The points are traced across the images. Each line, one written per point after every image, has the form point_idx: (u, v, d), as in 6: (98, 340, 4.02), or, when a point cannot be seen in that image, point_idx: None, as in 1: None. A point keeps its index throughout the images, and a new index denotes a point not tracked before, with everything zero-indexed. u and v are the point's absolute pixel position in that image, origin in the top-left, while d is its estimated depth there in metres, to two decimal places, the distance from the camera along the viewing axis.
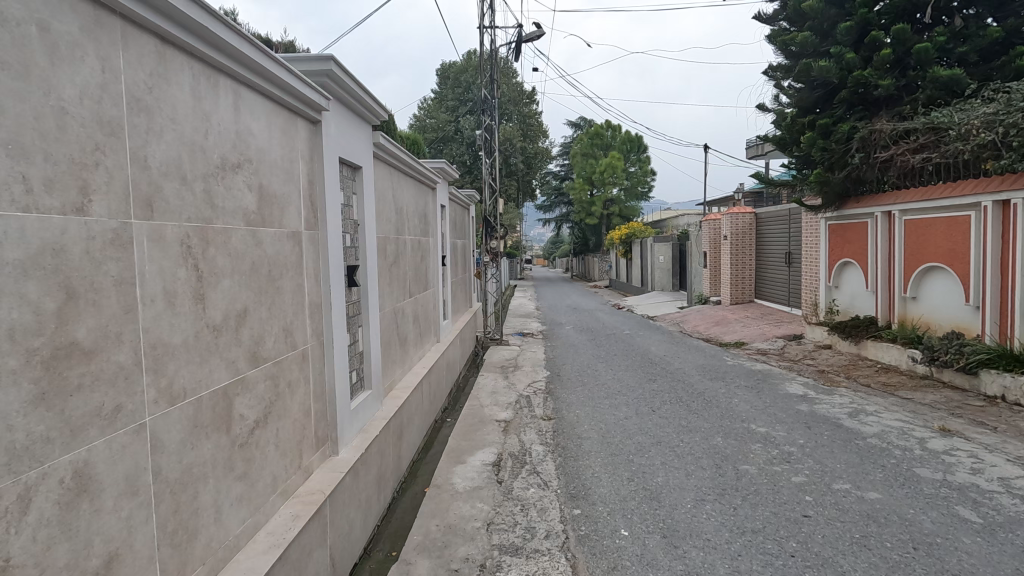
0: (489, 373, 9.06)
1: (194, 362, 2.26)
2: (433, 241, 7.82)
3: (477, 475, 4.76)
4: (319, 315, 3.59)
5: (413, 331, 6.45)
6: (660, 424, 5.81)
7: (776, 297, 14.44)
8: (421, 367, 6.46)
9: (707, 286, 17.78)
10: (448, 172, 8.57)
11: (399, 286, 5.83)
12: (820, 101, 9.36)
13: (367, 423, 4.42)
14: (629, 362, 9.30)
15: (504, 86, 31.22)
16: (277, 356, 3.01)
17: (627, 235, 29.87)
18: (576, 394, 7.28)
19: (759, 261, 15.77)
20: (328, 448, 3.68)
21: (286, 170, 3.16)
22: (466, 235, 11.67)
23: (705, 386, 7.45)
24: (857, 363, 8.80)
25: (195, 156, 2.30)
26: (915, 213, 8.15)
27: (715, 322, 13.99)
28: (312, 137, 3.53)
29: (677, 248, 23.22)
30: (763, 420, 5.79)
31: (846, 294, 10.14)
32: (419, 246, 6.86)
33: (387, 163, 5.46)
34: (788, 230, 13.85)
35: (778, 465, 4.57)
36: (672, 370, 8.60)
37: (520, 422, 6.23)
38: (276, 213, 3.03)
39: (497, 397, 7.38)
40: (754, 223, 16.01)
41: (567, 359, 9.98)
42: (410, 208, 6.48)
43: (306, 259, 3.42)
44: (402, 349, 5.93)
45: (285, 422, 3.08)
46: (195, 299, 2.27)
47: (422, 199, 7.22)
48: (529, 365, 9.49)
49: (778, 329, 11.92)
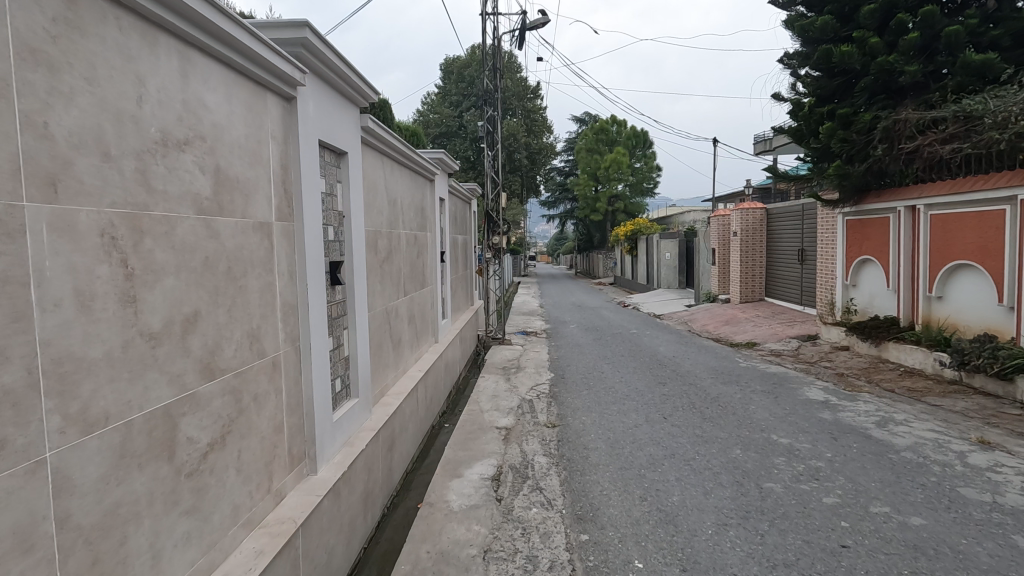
0: (490, 375, 8.65)
1: (123, 378, 1.86)
2: (431, 236, 7.39)
3: (474, 491, 4.35)
4: (294, 318, 3.18)
5: (408, 332, 6.04)
6: (673, 434, 5.38)
7: (788, 296, 13.98)
8: (417, 370, 6.06)
9: (716, 283, 17.31)
10: (448, 164, 8.13)
11: (392, 284, 5.42)
12: (839, 89, 8.89)
13: (353, 435, 4.01)
14: (636, 364, 8.85)
15: (509, 80, 30.78)
16: (240, 366, 2.60)
17: (633, 231, 29.39)
18: (581, 398, 6.87)
19: (770, 259, 15.29)
20: (305, 467, 3.27)
21: (252, 151, 2.75)
22: (467, 231, 11.25)
23: (718, 391, 7.02)
24: (878, 366, 8.34)
25: (124, 128, 1.88)
26: (943, 207, 7.69)
27: (725, 321, 13.54)
28: (286, 116, 3.11)
29: (684, 245, 22.75)
30: (784, 430, 5.35)
31: (865, 293, 9.67)
32: (415, 241, 6.44)
33: (378, 151, 5.04)
34: (801, 226, 13.36)
35: (807, 484, 4.14)
36: (682, 372, 8.18)
37: (521, 429, 5.82)
38: (239, 201, 2.62)
39: (498, 402, 6.97)
40: (765, 219, 15.52)
41: (572, 359, 9.54)
42: (406, 201, 6.07)
43: (278, 254, 3.01)
44: (396, 351, 5.52)
45: (250, 440, 2.68)
46: (124, 302, 1.87)
47: (419, 191, 6.80)
48: (532, 367, 9.10)
49: (791, 329, 11.47)
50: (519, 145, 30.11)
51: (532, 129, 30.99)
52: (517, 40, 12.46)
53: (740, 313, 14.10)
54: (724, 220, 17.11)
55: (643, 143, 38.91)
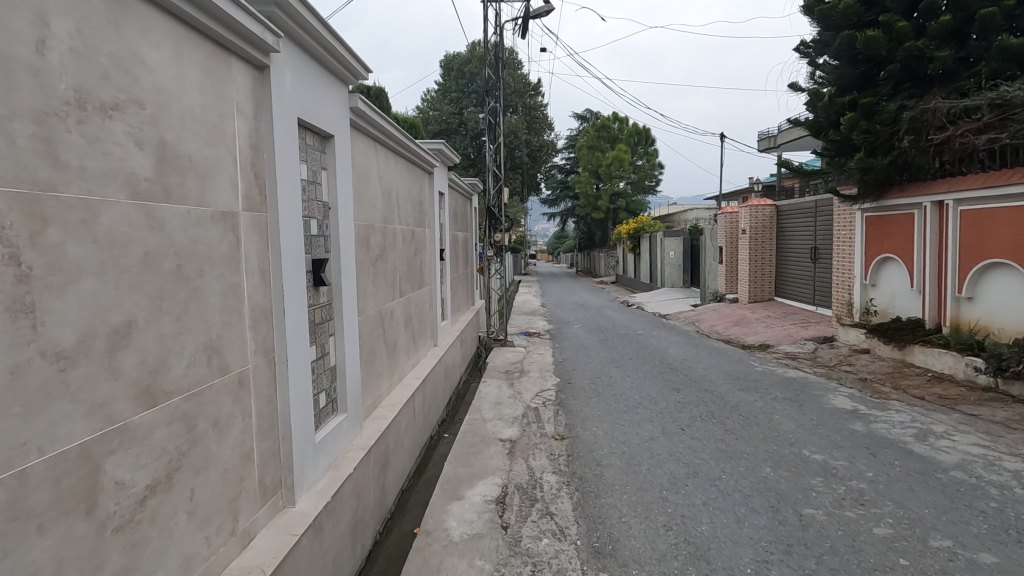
0: (492, 380, 8.19)
1: (12, 412, 1.40)
2: (429, 232, 6.92)
3: (477, 516, 3.89)
4: (267, 325, 2.71)
5: (404, 337, 5.58)
6: (694, 448, 4.92)
7: (800, 295, 13.55)
8: (414, 377, 5.59)
9: (723, 282, 16.86)
10: (448, 156, 7.67)
11: (387, 284, 4.95)
12: (862, 78, 8.44)
13: (340, 456, 3.54)
14: (646, 368, 8.38)
15: (510, 76, 30.27)
16: (195, 386, 2.14)
17: (635, 229, 28.89)
18: (590, 407, 6.40)
19: (780, 257, 14.82)
20: (280, 499, 2.80)
21: (211, 126, 2.28)
22: (467, 228, 10.78)
23: (736, 398, 6.56)
24: (903, 371, 7.87)
25: (13, 81, 1.41)
26: (973, 202, 7.25)
27: (734, 322, 13.06)
28: (257, 88, 2.64)
29: (688, 244, 22.26)
30: (816, 444, 4.88)
31: (886, 293, 9.20)
32: (412, 238, 5.97)
33: (370, 136, 4.56)
34: (814, 223, 12.91)
35: (852, 510, 3.67)
36: (696, 377, 7.72)
37: (527, 442, 5.36)
38: (193, 185, 2.15)
39: (501, 410, 6.50)
40: (775, 216, 15.04)
41: (578, 363, 9.07)
42: (402, 194, 5.61)
43: (246, 250, 2.54)
44: (391, 358, 5.05)
45: (208, 476, 2.21)
46: (14, 311, 1.41)
47: (416, 183, 6.33)
48: (536, 371, 8.64)
49: (805, 330, 11.00)
50: (520, 142, 29.60)
51: (534, 127, 30.49)
52: (519, 30, 11.95)
53: (750, 313, 13.63)
54: (731, 218, 16.65)
55: (644, 140, 38.46)
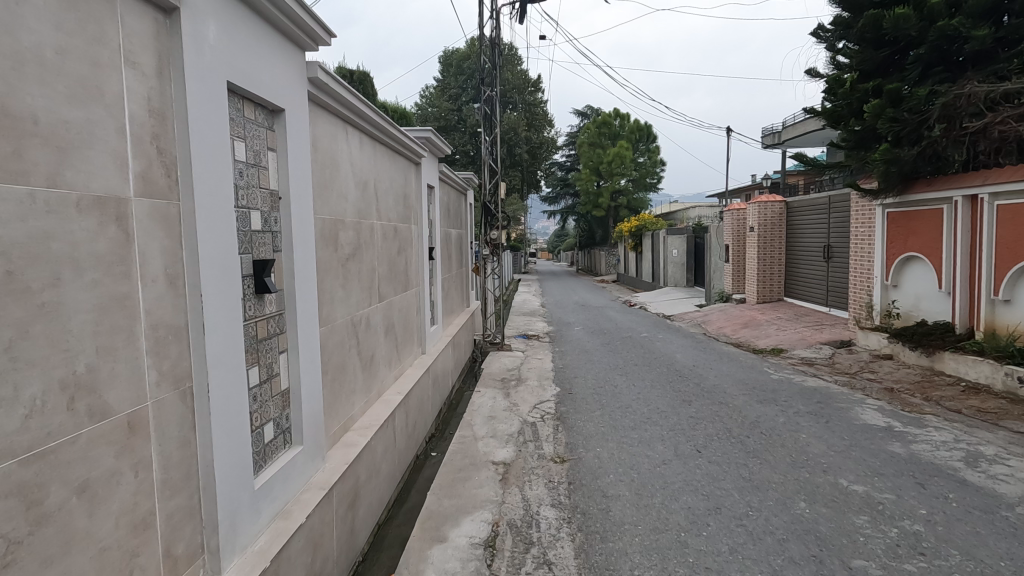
0: (487, 389, 7.56)
1: None
2: (417, 229, 6.31)
3: (462, 566, 3.26)
4: (177, 348, 2.08)
5: (384, 347, 4.94)
6: (714, 476, 4.28)
7: (812, 296, 12.91)
8: (396, 393, 4.95)
9: (729, 282, 16.23)
10: (439, 147, 7.04)
11: (362, 288, 4.31)
12: (887, 62, 7.84)
13: (293, 499, 2.92)
14: (653, 376, 7.75)
15: (509, 72, 29.63)
16: (42, 440, 1.52)
17: (637, 227, 28.23)
18: (593, 422, 5.77)
19: (790, 255, 14.19)
20: (200, 569, 2.18)
21: (77, 80, 1.65)
22: (462, 225, 10.17)
23: (755, 412, 5.92)
24: (933, 380, 7.24)
25: None
26: (1011, 197, 6.65)
27: (744, 324, 12.42)
28: (161, 37, 2.01)
29: (692, 242, 21.63)
30: (854, 472, 4.25)
31: (911, 295, 8.57)
32: (394, 235, 5.34)
33: (340, 117, 3.92)
34: (828, 221, 12.28)
35: (911, 562, 3.04)
36: (707, 387, 7.09)
37: (522, 466, 4.75)
38: (38, 156, 1.53)
39: (495, 426, 5.87)
40: (784, 213, 14.40)
41: (580, 370, 8.44)
42: (382, 185, 4.97)
43: (144, 250, 1.92)
44: (367, 372, 4.43)
45: (69, 563, 1.59)
46: None
47: (401, 174, 5.70)
48: (535, 379, 8.00)
49: (821, 334, 10.36)
50: (520, 138, 28.95)
51: (534, 123, 29.86)
52: (517, 15, 11.31)
53: (760, 314, 13.01)
54: (738, 215, 16.02)
55: (645, 137, 37.74)
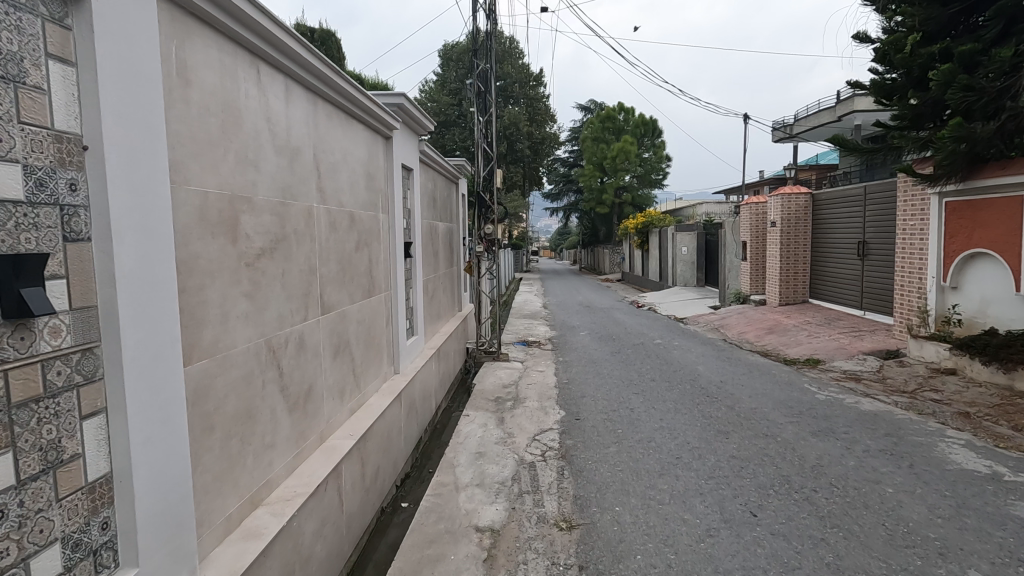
0: (478, 411, 6.33)
1: None
2: (387, 218, 5.06)
3: None
4: None
5: (330, 374, 3.68)
6: (786, 562, 3.03)
7: (845, 298, 11.64)
8: (346, 435, 3.70)
9: (747, 282, 14.97)
10: (422, 119, 5.79)
11: (289, 297, 3.07)
12: (954, 22, 6.62)
13: None
14: (675, 396, 6.51)
15: (509, 65, 28.50)
16: None
17: (643, 224, 26.95)
18: (609, 465, 4.52)
19: (817, 252, 12.94)
20: None
21: None
22: (452, 219, 8.93)
23: (815, 450, 4.65)
24: (1017, 404, 5.94)
25: None
26: None
27: (768, 329, 11.15)
28: None
29: (703, 239, 20.43)
30: (986, 558, 3.00)
31: (976, 298, 7.30)
32: (349, 226, 4.07)
33: (245, 47, 2.65)
34: (865, 215, 10.99)
35: None
36: (743, 411, 5.83)
37: (515, 537, 3.52)
38: None
39: (482, 469, 4.61)
40: (810, 206, 13.11)
41: (587, 386, 7.19)
42: (330, 158, 3.70)
43: None
44: (299, 415, 3.18)
45: None
46: None
47: (363, 147, 4.45)
48: (535, 399, 6.74)
49: (861, 342, 9.08)
50: (522, 134, 27.79)
51: (535, 118, 28.67)
52: None
53: (786, 318, 11.75)
54: (757, 209, 14.69)
55: (653, 133, 35.64)
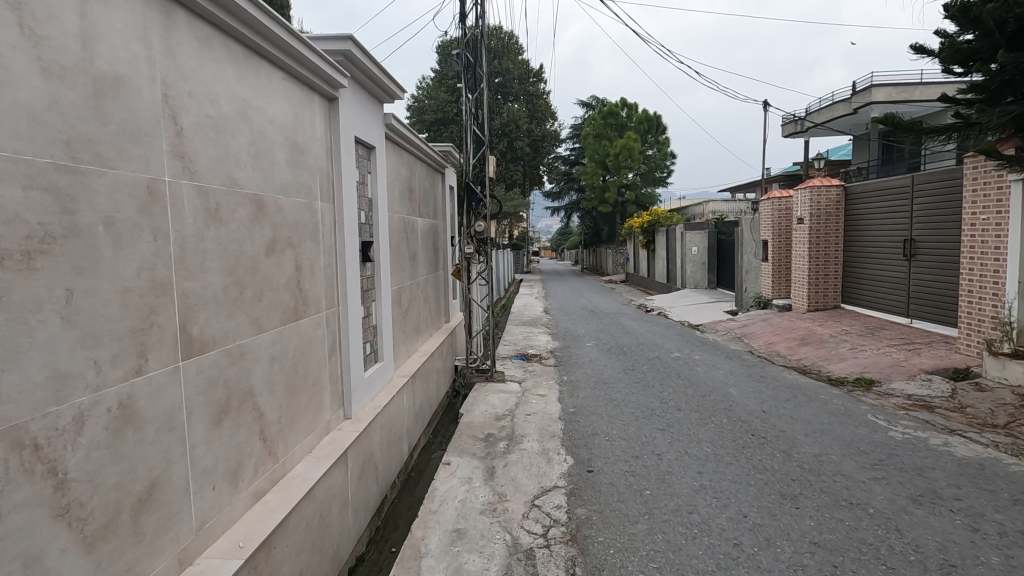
0: (461, 457, 4.97)
1: None
2: (328, 209, 3.68)
3: None
4: None
5: (207, 452, 2.31)
6: None
7: (886, 304, 10.29)
8: (230, 548, 2.31)
9: (768, 285, 13.59)
10: (384, 81, 4.44)
11: (84, 340, 1.70)
12: None
13: None
14: (711, 437, 5.15)
15: (509, 61, 27.09)
16: None
17: (648, 224, 25.50)
18: (640, 560, 3.17)
19: (850, 252, 11.57)
20: None
21: None
22: (435, 215, 7.55)
23: (932, 535, 3.28)
24: None
25: None
26: None
27: (801, 340, 9.77)
28: None
29: (715, 238, 19.07)
30: None
31: None
32: (252, 218, 2.69)
33: None
34: (912, 209, 9.60)
35: None
36: (807, 461, 4.45)
37: None
38: None
39: (458, 564, 3.24)
40: (842, 200, 11.72)
41: (599, 419, 5.82)
42: (205, 110, 2.33)
43: None
44: (120, 543, 1.81)
45: None
46: None
47: (284, 104, 3.07)
48: (535, 438, 5.38)
49: (920, 358, 7.70)
50: (523, 132, 26.44)
51: (536, 115, 27.34)
52: None
53: (820, 327, 10.38)
54: (780, 204, 13.30)
55: (655, 130, 34.63)
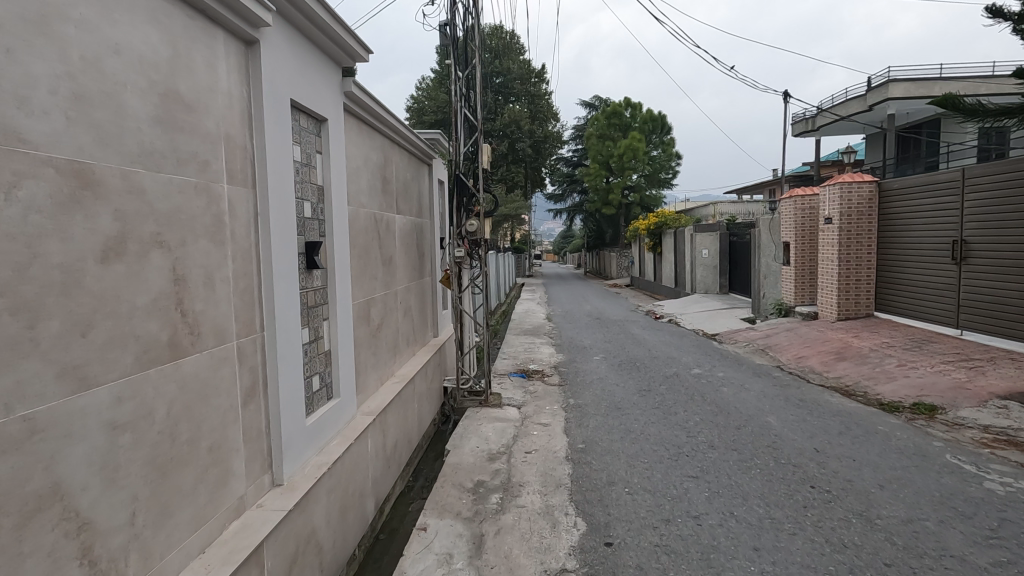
0: (442, 517, 3.89)
1: None
2: (242, 193, 2.59)
3: None
4: None
5: None
6: None
7: (931, 312, 9.18)
8: None
9: (790, 291, 12.48)
10: (333, 28, 3.36)
11: None
12: None
13: None
14: (762, 491, 4.03)
15: (509, 61, 26.01)
16: None
17: (655, 226, 24.25)
18: None
19: (885, 254, 10.44)
20: None
21: None
22: (419, 213, 6.45)
23: None
24: None
25: None
26: None
27: (837, 354, 8.67)
28: None
29: (727, 240, 18.00)
30: None
31: None
32: (62, 202, 1.62)
33: None
34: (965, 207, 8.51)
35: None
36: (901, 534, 3.34)
37: None
38: None
39: None
40: (876, 197, 10.58)
41: (615, 461, 4.73)
42: None
43: None
44: None
45: None
46: None
47: (149, 26, 2.00)
48: (536, 487, 4.30)
49: (986, 378, 6.59)
50: (523, 133, 25.38)
51: (538, 116, 26.22)
52: None
53: (856, 338, 9.28)
54: (804, 202, 12.19)
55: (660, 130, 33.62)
